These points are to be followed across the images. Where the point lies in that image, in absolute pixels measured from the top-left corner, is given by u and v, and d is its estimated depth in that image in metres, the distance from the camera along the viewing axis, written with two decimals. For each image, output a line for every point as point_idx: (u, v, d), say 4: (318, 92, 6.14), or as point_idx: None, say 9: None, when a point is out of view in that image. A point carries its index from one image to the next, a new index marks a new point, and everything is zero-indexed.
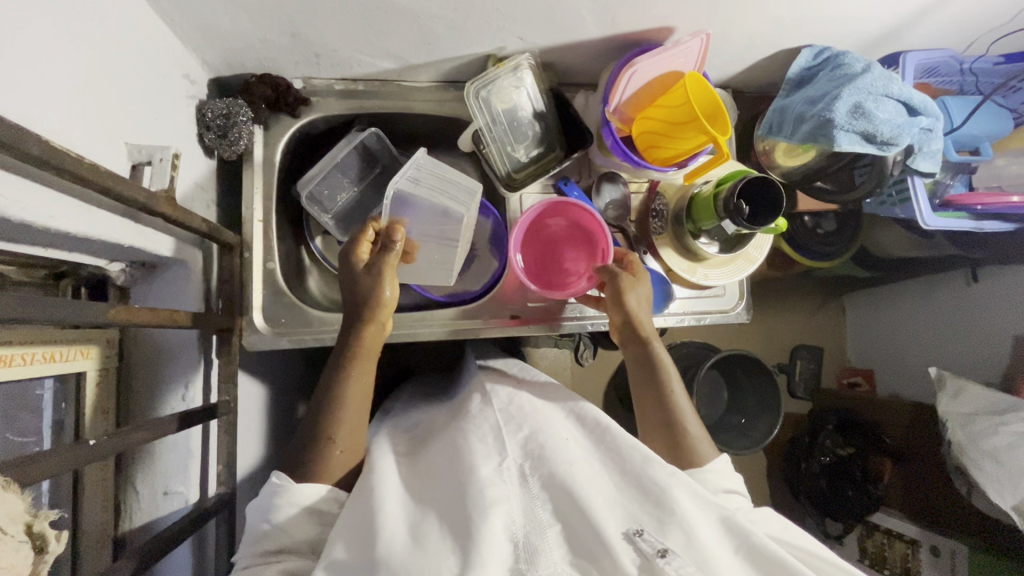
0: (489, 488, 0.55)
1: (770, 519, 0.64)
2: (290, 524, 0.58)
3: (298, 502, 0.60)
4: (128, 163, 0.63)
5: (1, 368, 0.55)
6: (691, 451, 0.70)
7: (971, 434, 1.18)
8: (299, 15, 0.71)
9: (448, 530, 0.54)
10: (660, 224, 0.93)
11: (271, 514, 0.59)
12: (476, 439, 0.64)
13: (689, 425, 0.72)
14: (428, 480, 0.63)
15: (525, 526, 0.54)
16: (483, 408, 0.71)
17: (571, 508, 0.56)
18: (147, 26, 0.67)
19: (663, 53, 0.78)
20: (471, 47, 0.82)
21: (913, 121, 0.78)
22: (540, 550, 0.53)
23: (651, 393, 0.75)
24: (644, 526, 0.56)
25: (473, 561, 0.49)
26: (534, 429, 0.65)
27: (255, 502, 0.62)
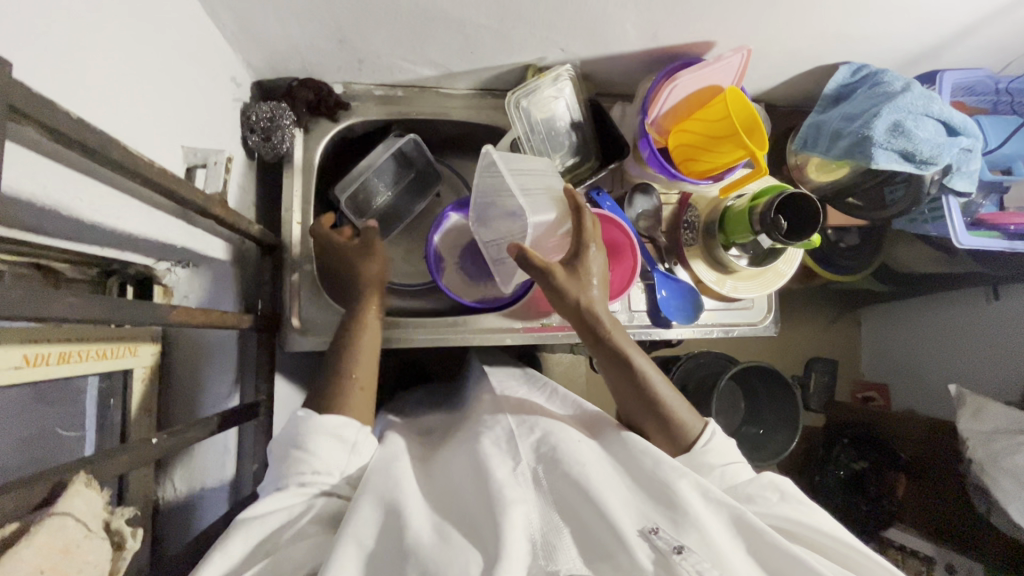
0: (507, 488, 0.56)
1: (767, 488, 0.64)
2: (318, 450, 0.59)
3: (323, 428, 0.61)
4: (183, 164, 0.65)
5: (61, 366, 0.55)
6: (681, 431, 0.70)
7: (993, 453, 1.17)
8: (348, 22, 0.72)
9: (473, 528, 0.53)
10: (691, 236, 0.93)
11: (300, 440, 0.60)
12: (488, 443, 0.65)
13: (676, 410, 0.71)
14: (443, 482, 0.63)
15: (543, 527, 0.54)
16: (494, 416, 0.72)
17: (586, 508, 0.55)
18: (202, 30, 0.68)
19: (705, 68, 0.78)
20: (512, 56, 0.83)
21: (954, 141, 0.78)
22: (558, 548, 0.52)
23: (629, 389, 0.72)
24: (659, 524, 0.55)
25: (498, 553, 0.48)
26: (546, 432, 0.66)
27: (277, 438, 0.62)
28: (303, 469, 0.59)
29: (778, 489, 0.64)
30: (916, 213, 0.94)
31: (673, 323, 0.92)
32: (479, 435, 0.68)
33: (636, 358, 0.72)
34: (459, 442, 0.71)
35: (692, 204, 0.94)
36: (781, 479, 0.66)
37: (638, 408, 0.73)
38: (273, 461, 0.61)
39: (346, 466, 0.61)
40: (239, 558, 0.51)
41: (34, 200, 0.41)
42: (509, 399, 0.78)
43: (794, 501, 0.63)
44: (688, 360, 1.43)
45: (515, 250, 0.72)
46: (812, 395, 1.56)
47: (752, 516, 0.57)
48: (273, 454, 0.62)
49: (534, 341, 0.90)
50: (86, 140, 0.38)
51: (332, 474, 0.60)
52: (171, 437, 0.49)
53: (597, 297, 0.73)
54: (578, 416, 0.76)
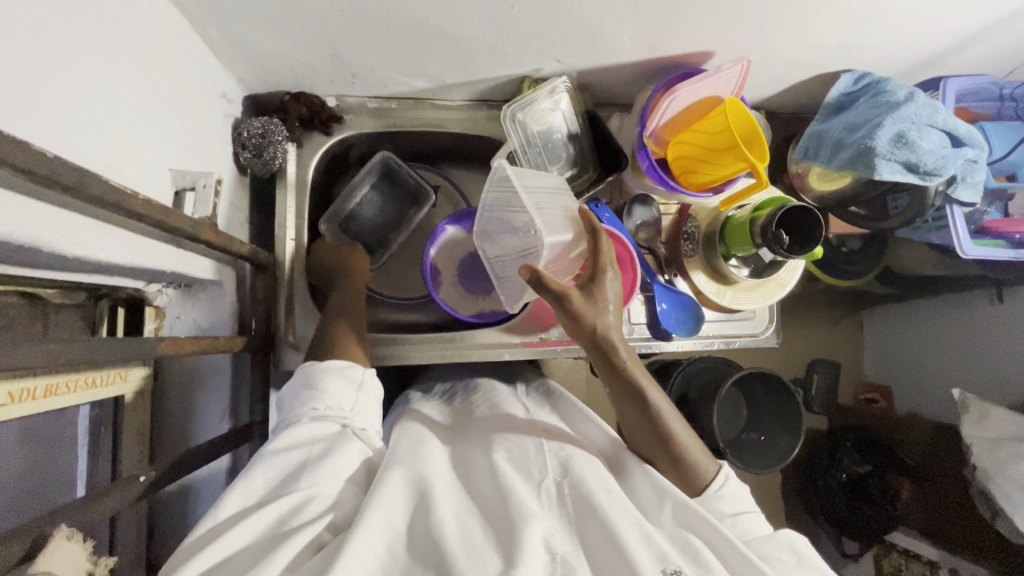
0: (530, 502, 0.56)
1: (784, 549, 0.64)
2: (326, 386, 0.62)
3: (328, 369, 0.64)
4: (171, 188, 0.64)
5: (46, 399, 0.54)
6: (694, 471, 0.69)
7: (997, 460, 1.16)
8: (340, 36, 0.71)
9: (494, 526, 0.55)
10: (691, 246, 0.92)
11: (312, 382, 0.62)
12: (516, 453, 0.64)
13: (690, 449, 0.69)
14: (467, 479, 0.63)
15: (563, 546, 0.54)
16: (528, 423, 0.71)
17: (607, 546, 0.55)
18: (190, 47, 0.66)
19: (705, 79, 0.77)
20: (507, 68, 0.82)
21: (959, 152, 0.76)
22: (576, 571, 0.52)
23: (642, 423, 0.70)
24: (682, 568, 0.54)
25: (515, 562, 0.49)
26: (575, 453, 0.64)
27: (287, 387, 0.64)
28: (315, 404, 0.60)
29: (794, 551, 0.64)
30: (920, 222, 0.92)
31: (673, 336, 0.91)
32: (500, 441, 0.67)
33: (651, 392, 0.70)
34: (480, 438, 0.70)
35: (692, 215, 0.93)
36: (801, 541, 0.65)
37: (652, 446, 0.70)
38: (284, 408, 0.62)
39: (356, 403, 0.63)
40: (262, 490, 0.52)
41: (13, 239, 0.40)
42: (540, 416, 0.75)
43: (811, 567, 0.62)
44: (689, 366, 1.42)
45: (528, 271, 0.71)
46: (814, 397, 1.57)
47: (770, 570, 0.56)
48: (282, 402, 0.63)
49: (533, 356, 0.89)
50: (65, 180, 0.37)
51: (342, 407, 0.61)
52: (159, 473, 0.48)
53: (613, 323, 0.71)
54: (605, 448, 0.72)
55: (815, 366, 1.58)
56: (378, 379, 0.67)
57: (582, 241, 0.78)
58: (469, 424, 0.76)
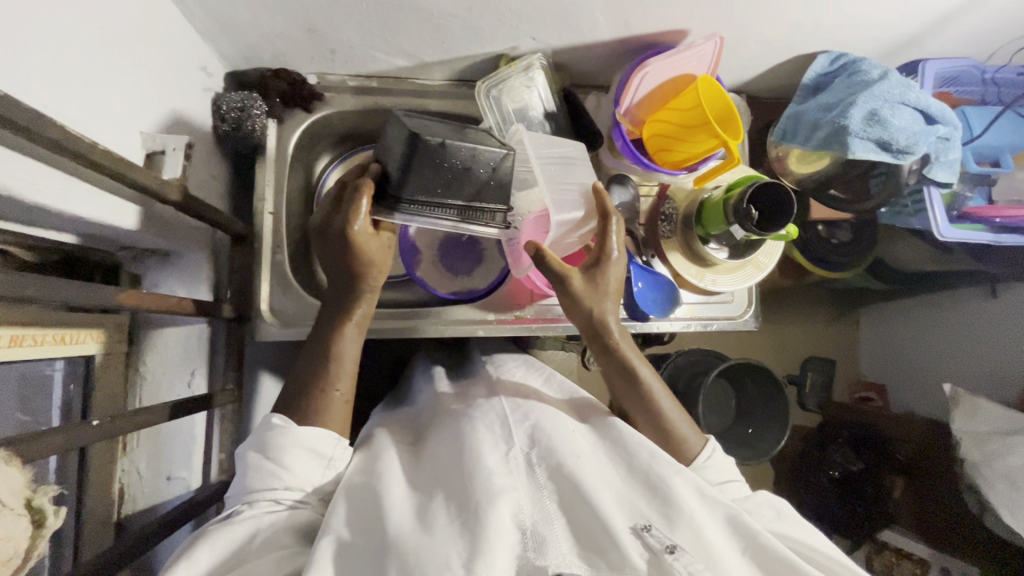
0: (496, 477, 0.57)
1: (764, 505, 0.66)
2: (292, 463, 0.60)
3: (298, 440, 0.61)
4: (143, 151, 0.64)
5: (12, 349, 0.55)
6: (682, 446, 0.71)
7: (985, 453, 1.15)
8: (317, 11, 0.72)
9: (455, 506, 0.55)
10: (668, 228, 0.92)
11: (273, 452, 0.60)
12: (482, 427, 0.67)
13: (676, 425, 0.72)
14: (431, 466, 0.64)
15: (534, 515, 0.55)
16: (490, 400, 0.75)
17: (577, 500, 0.57)
18: (170, 20, 0.68)
19: (674, 57, 0.78)
20: (484, 45, 0.82)
21: (930, 129, 0.77)
22: (548, 539, 0.54)
23: (633, 400, 0.75)
24: (652, 521, 0.57)
25: (482, 548, 0.49)
26: (540, 420, 0.67)
27: (248, 441, 0.63)
28: (275, 482, 0.59)
29: (774, 507, 0.66)
30: (900, 205, 0.92)
31: (649, 317, 0.91)
32: (471, 419, 0.69)
33: (641, 368, 0.74)
34: (451, 424, 0.71)
35: (670, 196, 0.93)
36: (779, 500, 0.67)
37: (642, 420, 0.74)
38: (241, 474, 0.61)
39: (318, 480, 0.62)
40: (208, 567, 0.52)
41: None
42: (504, 384, 0.81)
43: (790, 519, 0.64)
44: (678, 357, 1.41)
45: (532, 249, 0.75)
46: (808, 394, 1.56)
47: (748, 517, 0.58)
48: (241, 460, 0.62)
49: (508, 333, 0.90)
50: (18, 120, 0.38)
51: (303, 488, 0.60)
52: (114, 421, 0.49)
53: (610, 309, 0.75)
54: (572, 402, 0.79)
55: (809, 362, 1.56)
56: (349, 446, 0.67)
57: (592, 220, 0.80)
58: (433, 426, 0.76)
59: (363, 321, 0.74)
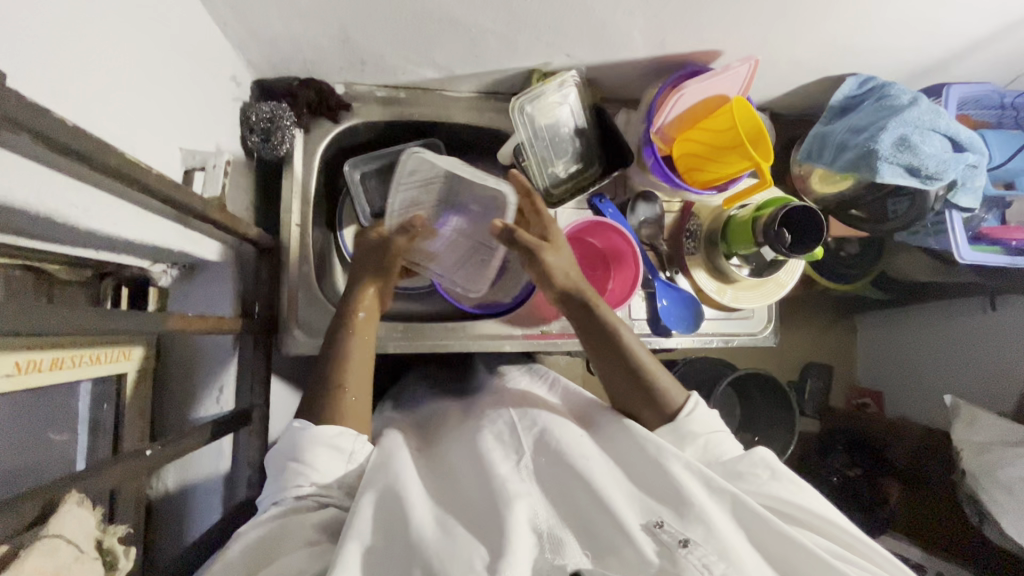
0: (511, 484, 0.57)
1: (757, 464, 0.62)
2: (313, 459, 0.59)
3: (317, 438, 0.61)
4: (180, 168, 0.63)
5: (52, 373, 0.54)
6: (664, 397, 0.70)
7: (985, 464, 1.18)
8: (353, 23, 0.71)
9: (475, 521, 0.54)
10: (693, 244, 0.93)
11: (297, 453, 0.60)
12: (491, 438, 0.66)
13: (656, 376, 0.71)
14: (451, 472, 0.64)
15: (549, 519, 0.55)
16: (496, 410, 0.74)
17: (589, 502, 0.57)
18: (202, 29, 0.67)
19: (712, 78, 0.77)
20: (516, 61, 0.82)
21: (959, 157, 0.78)
22: (564, 542, 0.53)
23: (612, 361, 0.73)
24: (664, 518, 0.56)
25: (505, 550, 0.49)
26: (548, 425, 0.67)
27: (276, 447, 0.63)
28: (300, 481, 0.58)
29: (769, 466, 0.62)
30: (919, 226, 0.93)
31: (673, 333, 0.92)
32: (481, 430, 0.69)
33: (615, 325, 0.74)
34: (464, 436, 0.71)
35: (694, 213, 0.94)
36: (773, 456, 0.64)
37: (624, 381, 0.72)
38: (270, 474, 0.61)
39: (343, 476, 0.61)
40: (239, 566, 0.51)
41: (26, 207, 0.41)
42: (511, 394, 0.80)
43: (784, 478, 0.61)
44: (685, 366, 1.42)
45: (498, 230, 0.79)
46: (807, 401, 1.60)
47: (750, 499, 0.57)
48: (271, 462, 0.62)
49: (533, 348, 0.91)
50: (82, 150, 0.37)
51: (328, 483, 0.59)
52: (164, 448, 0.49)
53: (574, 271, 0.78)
54: (573, 403, 0.78)
55: (809, 370, 1.60)
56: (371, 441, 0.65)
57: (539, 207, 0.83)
58: (449, 430, 0.77)
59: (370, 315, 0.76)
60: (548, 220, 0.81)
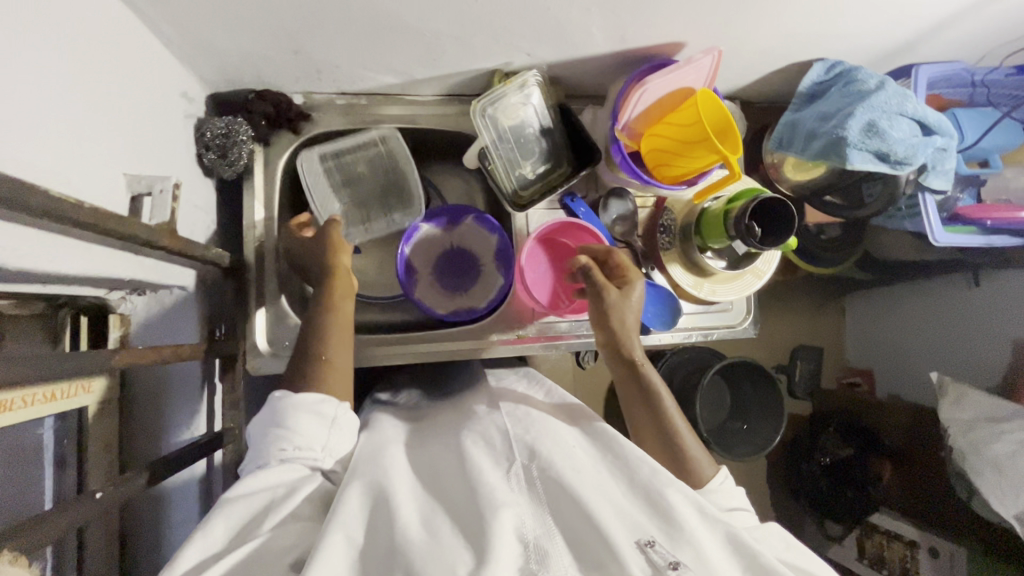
0: (499, 491, 0.56)
1: (774, 537, 0.65)
2: (298, 424, 0.60)
3: (301, 405, 0.62)
4: (127, 194, 0.61)
5: (3, 415, 0.52)
6: (694, 470, 0.71)
7: (973, 441, 1.18)
8: (304, 32, 0.69)
9: (463, 525, 0.53)
10: (667, 239, 0.92)
11: (280, 418, 0.61)
12: (480, 445, 0.65)
13: (688, 444, 0.73)
14: (435, 474, 0.62)
15: (537, 529, 0.54)
16: (490, 415, 0.72)
17: (575, 513, 0.55)
18: (144, 47, 0.64)
19: (675, 72, 0.75)
20: (475, 62, 0.80)
21: (928, 140, 0.77)
22: (550, 553, 0.52)
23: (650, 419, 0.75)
24: (655, 536, 0.55)
25: (489, 558, 0.48)
26: (540, 434, 0.65)
27: (256, 419, 0.63)
28: (284, 445, 0.59)
29: (784, 539, 0.65)
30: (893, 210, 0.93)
31: (652, 330, 0.91)
32: (468, 437, 0.67)
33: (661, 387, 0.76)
34: (450, 441, 0.69)
35: (667, 208, 0.93)
36: (787, 533, 0.67)
37: (657, 440, 0.74)
38: (251, 444, 0.62)
39: (327, 441, 0.62)
40: (224, 540, 0.50)
41: None
42: (506, 398, 0.78)
43: (795, 549, 0.64)
44: (672, 356, 1.42)
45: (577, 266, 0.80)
46: (798, 382, 1.56)
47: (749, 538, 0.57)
48: (251, 435, 0.63)
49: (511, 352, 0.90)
50: None
51: (313, 447, 0.60)
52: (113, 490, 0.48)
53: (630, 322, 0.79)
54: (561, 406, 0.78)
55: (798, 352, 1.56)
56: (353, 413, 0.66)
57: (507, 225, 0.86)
58: (436, 433, 0.75)
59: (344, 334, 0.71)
60: (632, 272, 0.81)
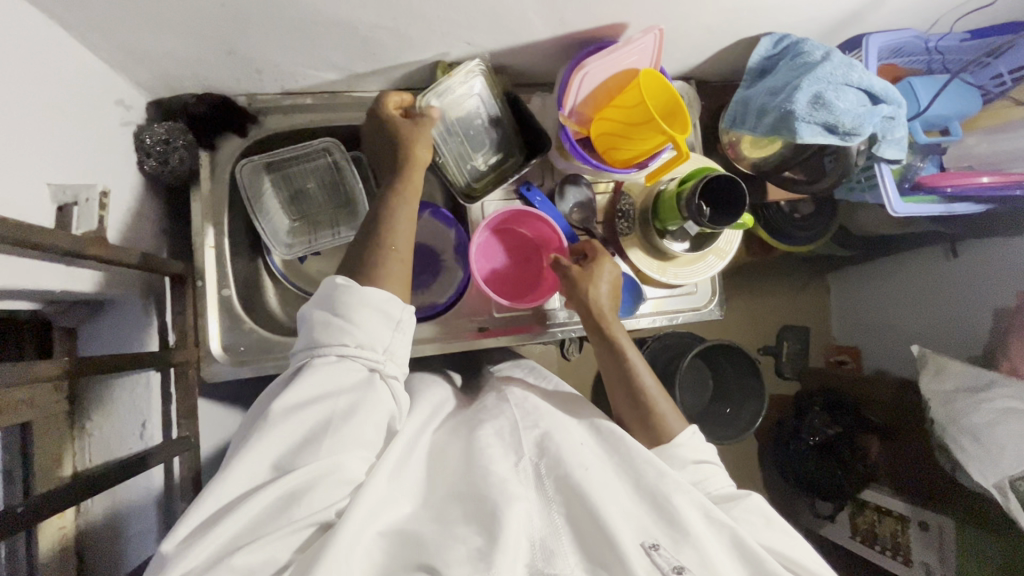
0: (510, 485, 0.56)
1: (753, 512, 0.64)
2: (360, 320, 0.56)
3: (366, 300, 0.58)
4: (52, 206, 0.59)
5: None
6: (660, 426, 0.71)
7: (953, 412, 1.15)
8: (232, 30, 0.67)
9: (474, 516, 0.53)
10: (626, 225, 0.91)
11: (340, 311, 0.57)
12: (491, 437, 0.64)
13: (657, 403, 0.73)
14: (442, 466, 0.62)
15: (543, 530, 0.54)
16: (499, 406, 0.72)
17: (584, 512, 0.56)
18: (70, 55, 0.63)
19: (613, 54, 0.74)
20: (418, 55, 0.79)
21: (874, 110, 0.76)
22: (557, 554, 0.53)
23: (619, 382, 0.76)
24: (659, 540, 0.56)
25: (494, 552, 0.48)
26: (550, 429, 0.65)
27: (314, 300, 0.60)
28: (345, 339, 0.56)
29: (763, 514, 0.65)
30: (854, 181, 0.94)
31: None
32: (480, 425, 0.67)
33: (629, 353, 0.75)
34: (458, 428, 0.69)
35: (625, 192, 0.92)
36: (766, 506, 0.66)
37: (626, 399, 0.75)
38: (304, 326, 0.58)
39: (389, 343, 0.58)
40: (263, 473, 0.50)
41: None
42: (516, 390, 0.77)
43: (778, 526, 0.64)
44: (653, 343, 1.41)
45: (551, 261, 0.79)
46: (784, 363, 1.57)
47: (750, 539, 0.58)
48: (303, 316, 0.59)
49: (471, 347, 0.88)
50: None
51: (374, 348, 0.57)
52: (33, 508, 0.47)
53: (601, 294, 0.78)
54: (562, 397, 0.80)
55: (785, 333, 1.56)
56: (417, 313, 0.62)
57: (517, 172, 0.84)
58: (445, 421, 0.74)
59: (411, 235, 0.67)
60: (602, 255, 0.80)
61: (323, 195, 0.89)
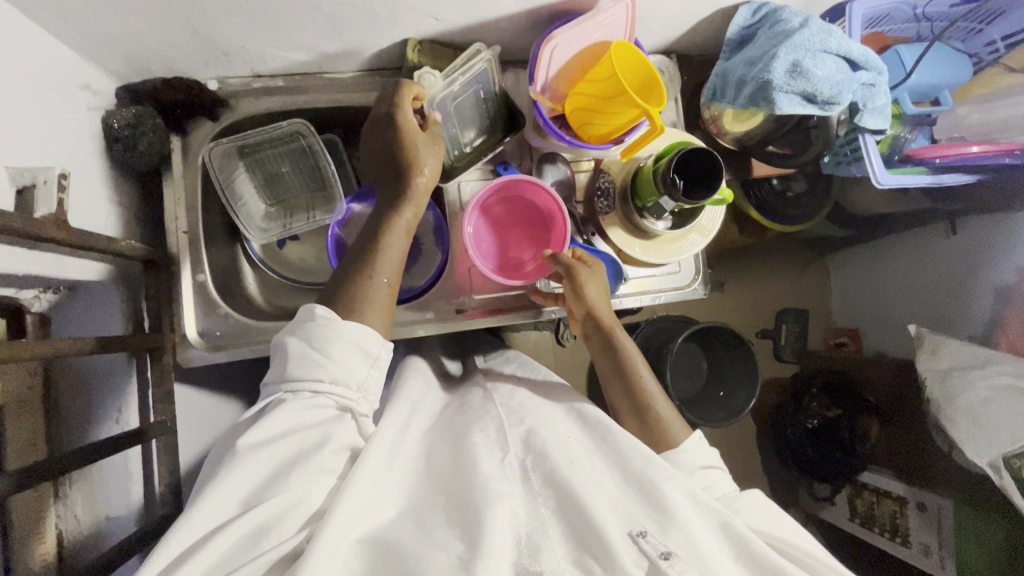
0: (494, 482, 0.54)
1: (755, 505, 0.64)
2: (336, 355, 0.59)
3: (344, 333, 0.60)
4: (11, 187, 0.59)
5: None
6: (665, 434, 0.71)
7: (948, 390, 1.12)
8: (189, 11, 0.66)
9: (457, 519, 0.51)
10: (606, 203, 0.89)
11: (319, 344, 0.59)
12: (479, 438, 0.63)
13: (660, 410, 0.73)
14: (431, 468, 0.61)
15: (529, 524, 0.52)
16: (484, 405, 0.72)
17: (571, 504, 0.54)
18: (29, 39, 0.63)
19: (581, 24, 0.74)
20: (386, 33, 0.78)
21: (853, 77, 0.75)
22: (542, 547, 0.50)
23: (622, 390, 0.76)
24: (647, 527, 0.54)
25: (479, 550, 0.47)
26: (535, 425, 0.65)
27: (288, 332, 0.61)
28: (321, 373, 0.58)
29: (766, 506, 0.65)
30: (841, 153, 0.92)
31: None
32: (468, 427, 0.66)
33: (634, 359, 0.76)
34: (447, 431, 0.68)
35: (604, 170, 0.90)
36: (769, 501, 0.66)
37: (628, 406, 0.75)
38: (277, 360, 0.60)
39: (364, 379, 0.60)
40: (232, 507, 0.50)
41: None
42: (501, 390, 0.77)
43: (781, 518, 0.64)
44: (647, 327, 1.39)
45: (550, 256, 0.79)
46: (783, 347, 1.54)
47: (739, 523, 0.57)
48: (276, 349, 0.61)
49: (445, 329, 0.87)
50: None
51: (347, 385, 0.59)
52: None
53: (601, 299, 0.78)
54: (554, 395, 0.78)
55: (783, 316, 1.54)
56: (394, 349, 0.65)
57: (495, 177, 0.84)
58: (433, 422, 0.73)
59: (400, 262, 0.70)
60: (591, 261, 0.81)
61: (299, 179, 0.88)
